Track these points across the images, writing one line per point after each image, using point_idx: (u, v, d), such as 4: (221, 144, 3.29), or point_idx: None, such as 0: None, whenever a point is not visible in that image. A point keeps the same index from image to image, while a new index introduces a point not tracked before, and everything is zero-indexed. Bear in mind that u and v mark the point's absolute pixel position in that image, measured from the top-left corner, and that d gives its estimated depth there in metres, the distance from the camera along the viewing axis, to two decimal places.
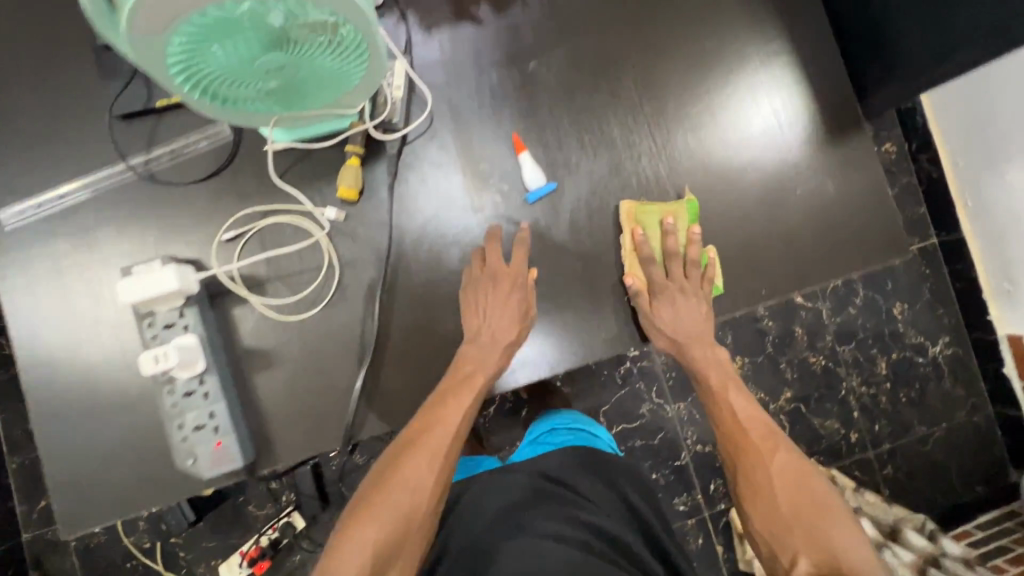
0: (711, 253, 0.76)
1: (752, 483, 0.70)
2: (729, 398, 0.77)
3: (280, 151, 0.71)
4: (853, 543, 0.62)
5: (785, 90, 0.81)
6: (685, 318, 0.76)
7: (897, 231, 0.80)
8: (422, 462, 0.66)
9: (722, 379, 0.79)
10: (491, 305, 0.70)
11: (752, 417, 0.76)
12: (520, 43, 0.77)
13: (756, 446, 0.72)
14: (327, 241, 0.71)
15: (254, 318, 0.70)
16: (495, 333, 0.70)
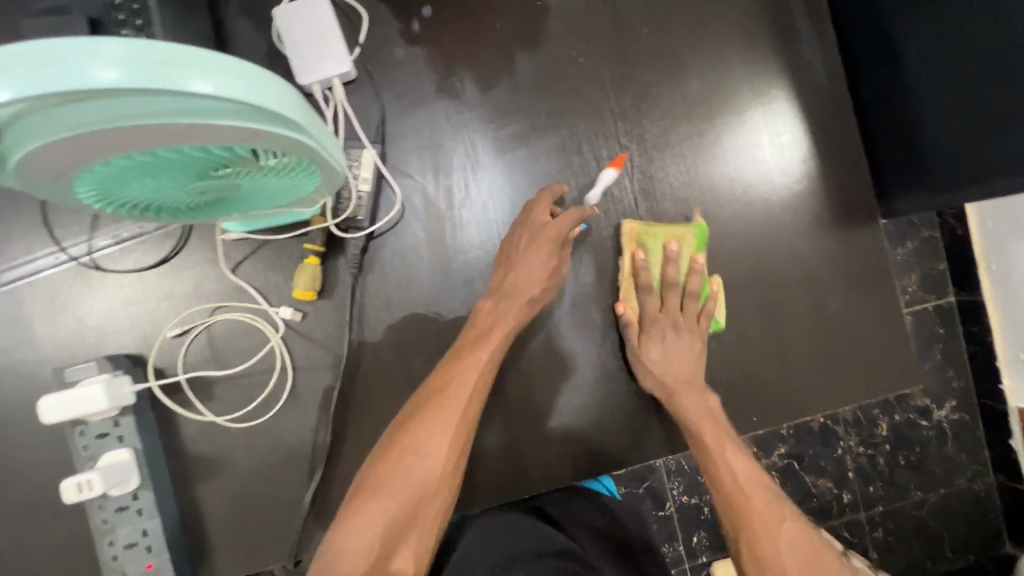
0: (714, 285, 0.69)
1: (758, 556, 0.54)
2: (725, 454, 0.62)
3: (234, 240, 0.65)
4: None
5: (790, 155, 0.74)
6: (680, 355, 0.66)
7: (909, 347, 0.74)
8: (426, 437, 0.57)
9: (717, 435, 0.63)
10: (527, 264, 0.64)
11: (753, 475, 0.60)
12: (508, 127, 0.69)
13: (759, 509, 0.57)
14: (282, 343, 0.65)
15: (198, 423, 0.64)
16: (528, 289, 0.63)
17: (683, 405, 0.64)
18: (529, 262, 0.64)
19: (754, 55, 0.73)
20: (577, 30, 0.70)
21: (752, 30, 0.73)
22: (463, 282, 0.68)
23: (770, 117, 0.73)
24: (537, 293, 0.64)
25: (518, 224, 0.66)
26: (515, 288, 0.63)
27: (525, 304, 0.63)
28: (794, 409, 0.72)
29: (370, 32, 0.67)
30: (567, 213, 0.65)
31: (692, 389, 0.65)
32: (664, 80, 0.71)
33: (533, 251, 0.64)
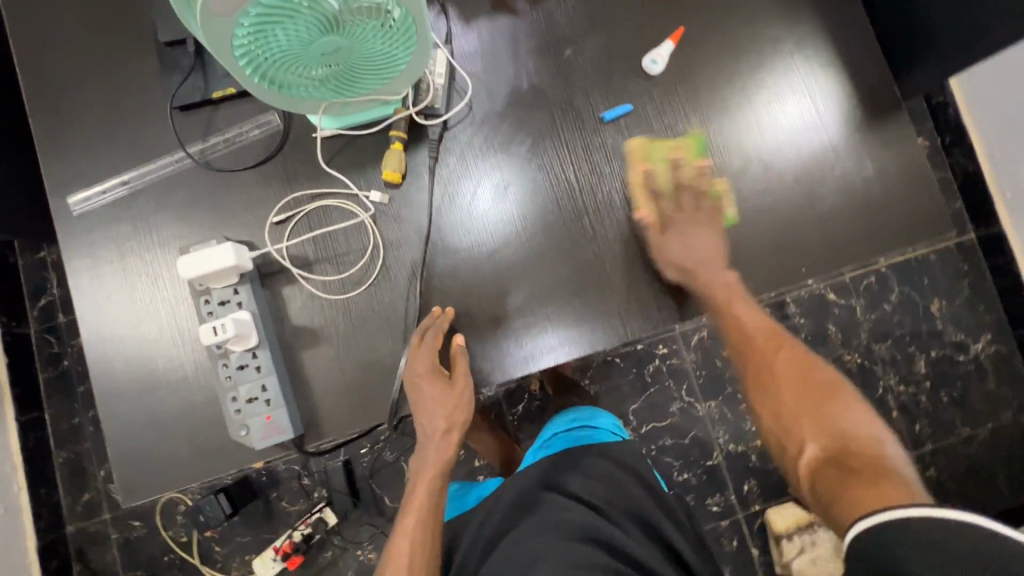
0: (722, 184, 0.77)
1: (767, 387, 0.71)
2: (740, 314, 0.73)
3: (328, 138, 0.74)
4: (859, 420, 0.66)
5: (812, 43, 0.81)
6: (696, 244, 0.74)
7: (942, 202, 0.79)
8: (400, 539, 0.73)
9: (728, 295, 0.73)
10: (426, 409, 0.70)
11: (759, 324, 0.74)
12: (557, 31, 0.78)
13: (765, 352, 0.73)
14: (371, 221, 0.73)
15: (302, 298, 0.72)
16: (436, 425, 0.71)
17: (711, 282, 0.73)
18: (423, 399, 0.69)
19: None
20: None
21: None
22: (506, 182, 0.76)
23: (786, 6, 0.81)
24: (444, 420, 0.71)
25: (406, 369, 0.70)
26: (427, 427, 0.72)
27: (439, 438, 0.73)
28: (842, 262, 0.77)
29: None
30: (430, 342, 0.69)
31: (721, 272, 0.74)
32: None
33: (420, 394, 0.69)
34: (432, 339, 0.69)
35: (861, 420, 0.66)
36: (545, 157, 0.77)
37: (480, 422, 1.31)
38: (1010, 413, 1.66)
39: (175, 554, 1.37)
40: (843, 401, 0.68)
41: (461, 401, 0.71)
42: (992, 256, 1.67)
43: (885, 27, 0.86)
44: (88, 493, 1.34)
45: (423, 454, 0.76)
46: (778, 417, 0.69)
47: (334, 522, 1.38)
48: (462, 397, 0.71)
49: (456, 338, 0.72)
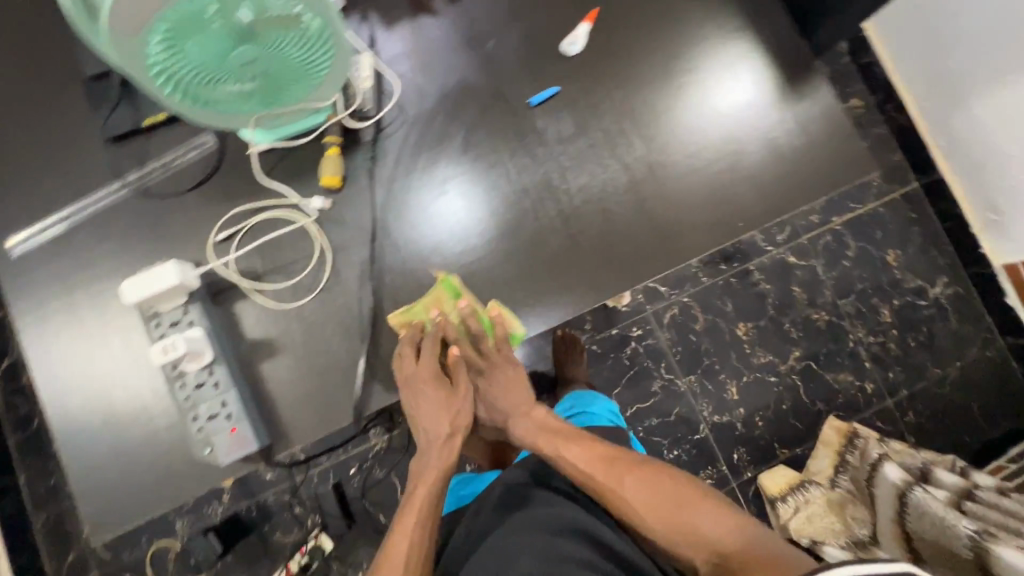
0: (492, 310, 0.73)
1: (628, 519, 0.65)
2: (563, 453, 0.71)
3: (263, 153, 0.75)
4: (722, 523, 0.59)
5: (721, 9, 0.84)
6: (500, 392, 0.76)
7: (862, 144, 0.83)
8: (395, 546, 0.65)
9: (548, 439, 0.72)
10: (428, 413, 0.72)
11: (591, 457, 0.69)
12: (476, 25, 0.81)
13: (604, 484, 0.67)
14: (316, 227, 0.74)
15: (255, 311, 0.72)
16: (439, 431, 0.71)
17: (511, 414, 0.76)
18: (426, 401, 0.71)
19: None
20: None
21: None
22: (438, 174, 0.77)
23: None
24: (448, 425, 0.72)
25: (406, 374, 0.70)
26: (427, 435, 0.72)
27: (441, 445, 0.71)
28: (777, 212, 0.80)
29: None
30: (427, 344, 0.71)
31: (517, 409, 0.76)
32: None
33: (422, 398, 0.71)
34: (424, 345, 0.71)
35: (725, 515, 0.60)
36: (481, 146, 0.79)
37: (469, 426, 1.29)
38: (975, 349, 1.72)
39: None
40: (704, 503, 0.62)
41: (462, 407, 0.73)
42: (937, 201, 1.74)
43: None
44: (71, 553, 1.30)
45: (421, 466, 0.72)
46: (657, 539, 0.63)
47: (331, 547, 1.36)
48: (463, 401, 0.73)
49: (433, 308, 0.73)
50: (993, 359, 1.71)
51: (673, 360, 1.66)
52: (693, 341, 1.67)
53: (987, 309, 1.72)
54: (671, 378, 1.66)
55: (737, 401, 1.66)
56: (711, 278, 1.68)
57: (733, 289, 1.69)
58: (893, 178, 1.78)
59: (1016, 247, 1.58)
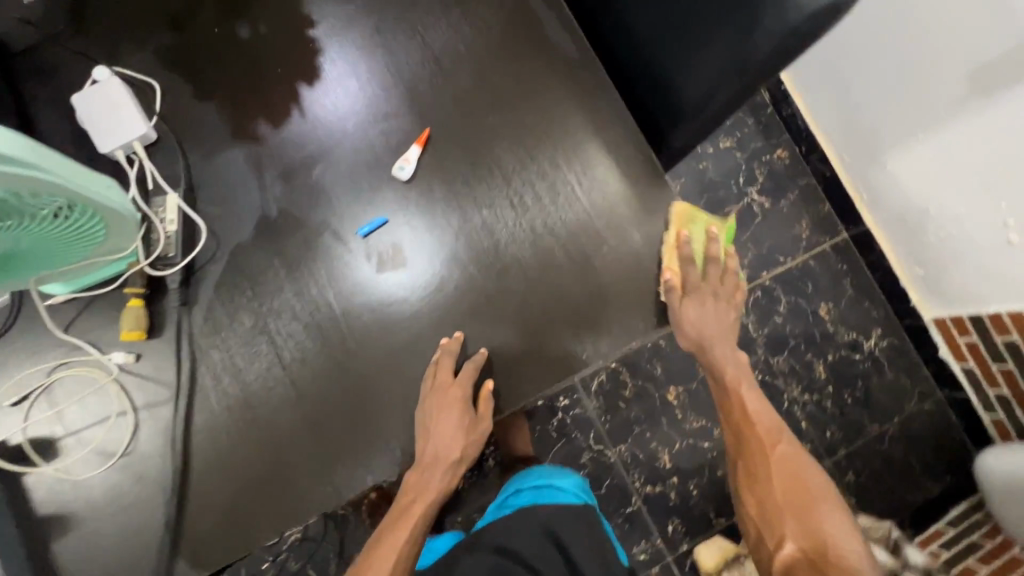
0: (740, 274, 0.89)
1: (756, 472, 0.80)
2: (744, 394, 0.86)
3: (62, 305, 0.70)
4: (837, 528, 0.72)
5: (567, 121, 0.80)
6: (709, 317, 0.83)
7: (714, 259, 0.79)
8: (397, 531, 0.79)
9: (736, 376, 0.87)
10: (443, 433, 0.77)
11: (762, 410, 0.85)
12: (302, 150, 0.77)
13: (761, 446, 0.81)
14: (118, 384, 0.69)
15: (47, 482, 0.67)
16: (449, 453, 0.81)
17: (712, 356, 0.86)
18: (442, 421, 0.76)
19: (511, 42, 0.82)
20: (349, 57, 0.80)
21: (504, 23, 0.82)
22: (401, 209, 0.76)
23: (534, 88, 0.81)
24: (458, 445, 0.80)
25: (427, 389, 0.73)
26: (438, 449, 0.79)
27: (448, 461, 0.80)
28: (624, 339, 0.76)
29: (165, 99, 0.76)
30: (460, 377, 0.74)
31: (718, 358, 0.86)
32: (436, 80, 0.80)
33: (447, 414, 0.75)
34: (447, 362, 0.73)
35: (849, 527, 0.72)
36: (321, 277, 0.74)
37: None
38: (913, 403, 1.67)
39: None
40: (829, 512, 0.74)
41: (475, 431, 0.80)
42: (866, 252, 1.71)
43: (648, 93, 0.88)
44: None
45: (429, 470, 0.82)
46: (762, 502, 0.78)
47: None
48: (474, 425, 0.79)
49: (481, 351, 0.75)
50: (932, 413, 1.67)
51: (602, 430, 1.61)
52: (622, 409, 1.62)
53: (923, 360, 1.69)
54: (600, 448, 1.60)
55: (669, 469, 1.60)
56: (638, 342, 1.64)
57: (662, 352, 1.65)
58: (822, 229, 1.75)
59: (943, 302, 1.55)
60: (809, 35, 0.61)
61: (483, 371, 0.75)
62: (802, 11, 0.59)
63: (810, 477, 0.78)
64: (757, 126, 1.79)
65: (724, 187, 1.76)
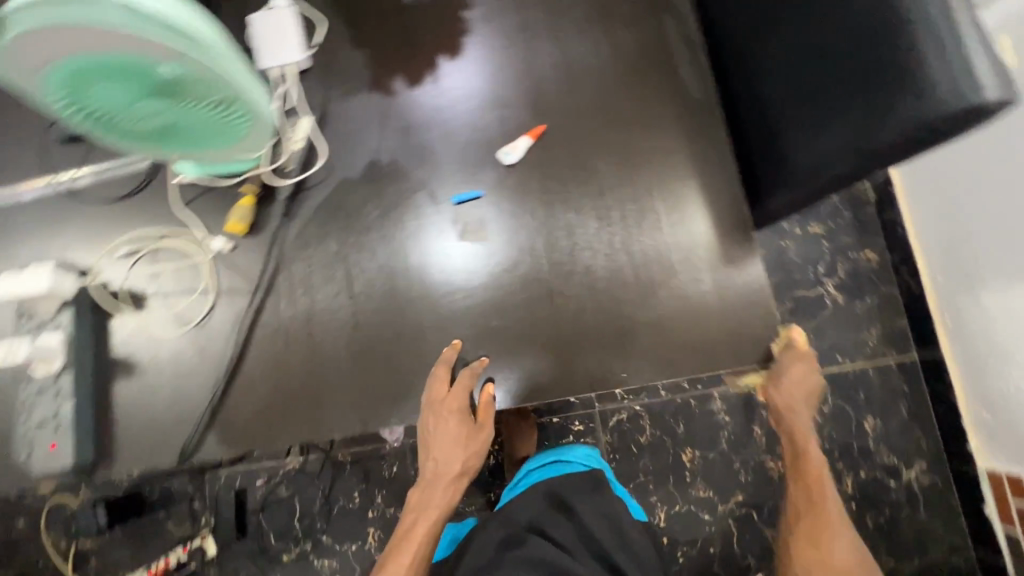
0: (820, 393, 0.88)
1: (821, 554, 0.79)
2: (824, 481, 0.85)
3: (188, 184, 0.78)
4: None
5: (672, 155, 0.83)
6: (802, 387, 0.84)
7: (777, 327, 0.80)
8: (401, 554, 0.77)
9: (818, 460, 0.86)
10: (443, 445, 0.77)
11: (837, 504, 0.84)
12: (426, 113, 0.83)
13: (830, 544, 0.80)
14: (211, 266, 0.77)
15: (127, 330, 0.75)
16: (449, 467, 0.79)
17: (794, 425, 0.86)
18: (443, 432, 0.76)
19: (642, 69, 0.86)
20: (494, 43, 0.86)
21: (641, 51, 0.86)
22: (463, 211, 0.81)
23: (651, 117, 0.84)
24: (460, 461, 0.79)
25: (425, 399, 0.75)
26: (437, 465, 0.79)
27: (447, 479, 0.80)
28: (668, 371, 0.77)
29: (325, 37, 0.85)
30: (461, 382, 0.74)
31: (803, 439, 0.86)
32: (562, 85, 0.85)
33: (444, 425, 0.75)
34: (443, 370, 0.74)
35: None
36: (408, 228, 0.80)
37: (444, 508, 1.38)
38: (940, 551, 1.56)
39: (54, 561, 1.49)
40: None
41: (474, 448, 0.79)
42: (933, 380, 1.62)
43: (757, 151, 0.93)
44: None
45: (427, 490, 0.81)
46: None
47: (212, 551, 1.49)
48: (473, 439, 0.78)
49: (481, 359, 0.76)
50: (957, 568, 1.55)
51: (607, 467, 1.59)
52: (633, 453, 1.60)
53: (963, 509, 1.57)
54: None
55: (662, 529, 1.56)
56: (669, 394, 1.62)
57: (689, 411, 1.62)
58: (892, 343, 1.68)
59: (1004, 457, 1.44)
60: (938, 132, 0.60)
61: (484, 372, 0.77)
62: (938, 107, 0.59)
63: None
64: (853, 221, 1.75)
65: (800, 270, 1.72)
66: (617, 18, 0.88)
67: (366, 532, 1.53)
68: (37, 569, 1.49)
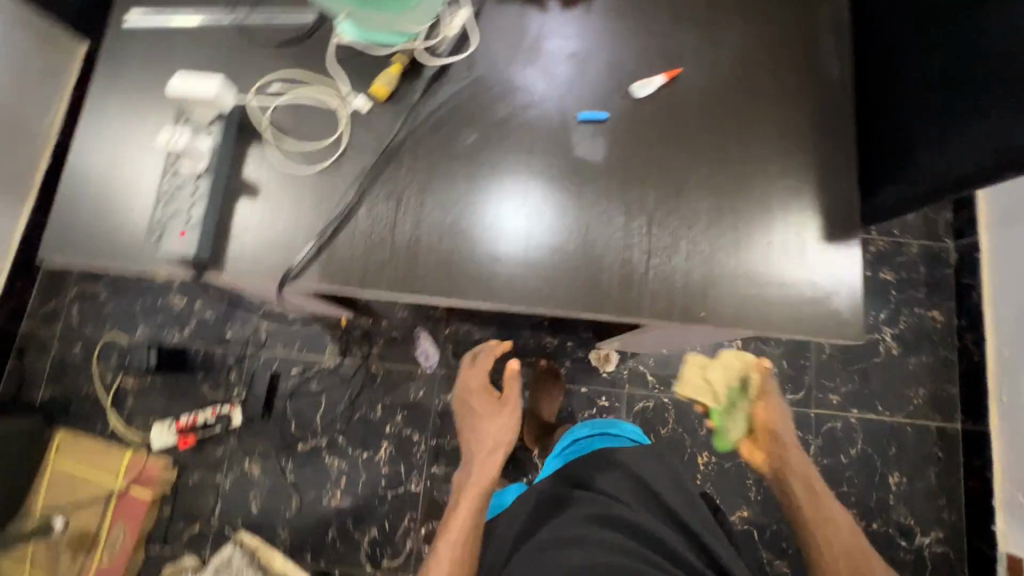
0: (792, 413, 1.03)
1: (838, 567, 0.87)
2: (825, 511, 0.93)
3: (345, 44, 0.84)
4: None
5: (796, 128, 0.86)
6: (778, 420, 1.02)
7: (858, 312, 0.82)
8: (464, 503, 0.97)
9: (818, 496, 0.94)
10: (484, 419, 1.11)
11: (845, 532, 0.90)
12: (573, 34, 0.88)
13: (836, 540, 0.89)
14: (347, 118, 0.82)
15: (259, 154, 0.81)
16: (491, 435, 1.07)
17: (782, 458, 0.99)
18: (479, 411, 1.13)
19: (784, 43, 0.88)
20: None
21: (788, 26, 0.89)
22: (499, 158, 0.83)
23: (782, 90, 0.87)
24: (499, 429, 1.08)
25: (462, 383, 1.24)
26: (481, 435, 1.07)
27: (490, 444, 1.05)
28: (746, 323, 0.80)
29: None
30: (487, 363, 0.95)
31: (789, 457, 0.99)
32: (706, 39, 0.88)
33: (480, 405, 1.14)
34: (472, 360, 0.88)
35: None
36: (535, 131, 0.84)
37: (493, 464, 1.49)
38: None
39: (95, 391, 1.60)
40: None
41: (507, 420, 1.10)
42: (971, 452, 1.59)
43: (869, 154, 0.99)
44: (64, 303, 1.63)
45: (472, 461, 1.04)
46: None
47: (238, 421, 1.56)
48: (503, 411, 1.11)
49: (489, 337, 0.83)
50: None
51: None
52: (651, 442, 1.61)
53: None
54: None
55: None
56: None
57: None
58: (937, 407, 1.65)
59: None
60: None
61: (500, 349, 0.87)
62: None
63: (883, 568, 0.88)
64: (926, 278, 1.72)
65: None
66: None
67: (381, 445, 1.59)
68: (79, 395, 1.59)
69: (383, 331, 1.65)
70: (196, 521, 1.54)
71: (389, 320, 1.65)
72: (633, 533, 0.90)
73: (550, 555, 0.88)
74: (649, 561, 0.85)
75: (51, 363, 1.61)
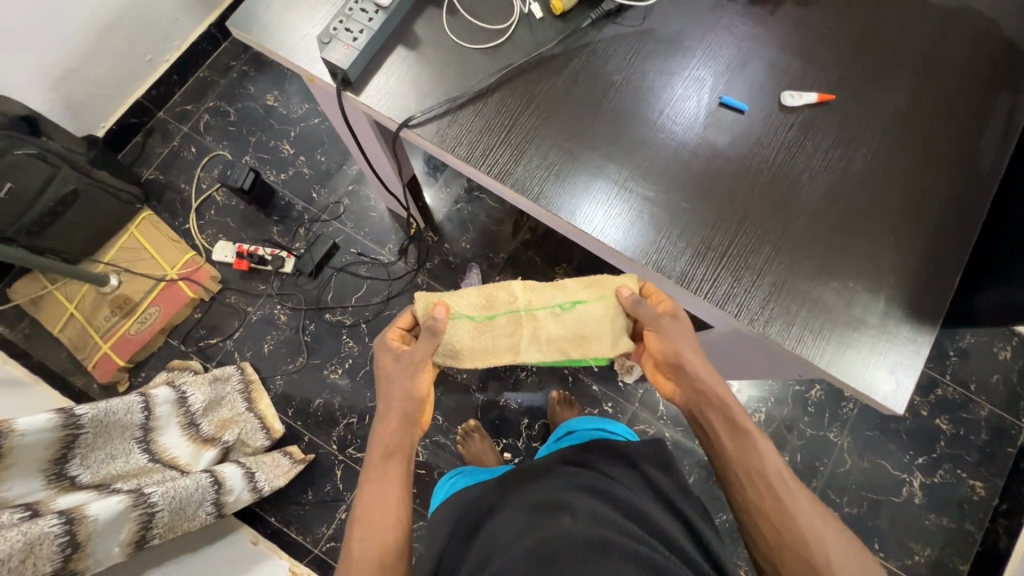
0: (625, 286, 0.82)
1: (752, 497, 0.71)
2: (727, 425, 0.75)
3: None
4: (836, 549, 0.66)
5: (926, 192, 0.83)
6: (679, 333, 0.79)
7: (918, 363, 0.78)
8: (384, 492, 0.76)
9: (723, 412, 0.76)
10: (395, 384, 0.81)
11: (746, 443, 0.74)
12: (747, 27, 0.91)
13: (743, 463, 0.73)
14: (518, 17, 0.89)
15: (431, 17, 0.89)
16: (405, 405, 0.80)
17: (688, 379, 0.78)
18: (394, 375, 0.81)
19: (949, 115, 0.87)
20: (842, 14, 0.91)
21: (961, 102, 0.87)
22: (628, 104, 0.87)
23: (929, 154, 0.85)
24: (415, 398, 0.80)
25: (388, 355, 0.84)
26: (392, 408, 0.80)
27: (404, 420, 0.80)
28: (802, 336, 0.79)
29: None
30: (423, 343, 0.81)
31: (693, 385, 0.78)
32: (872, 81, 0.88)
33: (399, 370, 0.81)
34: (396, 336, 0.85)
35: (851, 561, 0.66)
36: (676, 95, 0.88)
37: (484, 441, 1.49)
38: None
39: (189, 191, 1.77)
40: (832, 536, 0.67)
41: (418, 379, 0.81)
42: None
43: (990, 261, 0.95)
44: (200, 110, 1.82)
45: (378, 438, 0.80)
46: (760, 522, 0.70)
47: (287, 269, 1.68)
48: (420, 367, 0.81)
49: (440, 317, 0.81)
50: None
51: None
52: None
53: None
54: None
55: None
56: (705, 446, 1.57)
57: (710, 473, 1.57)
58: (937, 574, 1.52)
59: None
60: None
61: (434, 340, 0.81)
62: None
63: (809, 495, 0.71)
64: (983, 444, 1.60)
65: (896, 446, 1.62)
66: (960, 63, 0.89)
67: None
68: (174, 188, 1.77)
69: (441, 252, 1.72)
70: (214, 335, 1.66)
71: (452, 245, 1.73)
72: (617, 505, 0.75)
73: (526, 518, 0.75)
74: (643, 539, 0.68)
75: (166, 152, 1.79)
